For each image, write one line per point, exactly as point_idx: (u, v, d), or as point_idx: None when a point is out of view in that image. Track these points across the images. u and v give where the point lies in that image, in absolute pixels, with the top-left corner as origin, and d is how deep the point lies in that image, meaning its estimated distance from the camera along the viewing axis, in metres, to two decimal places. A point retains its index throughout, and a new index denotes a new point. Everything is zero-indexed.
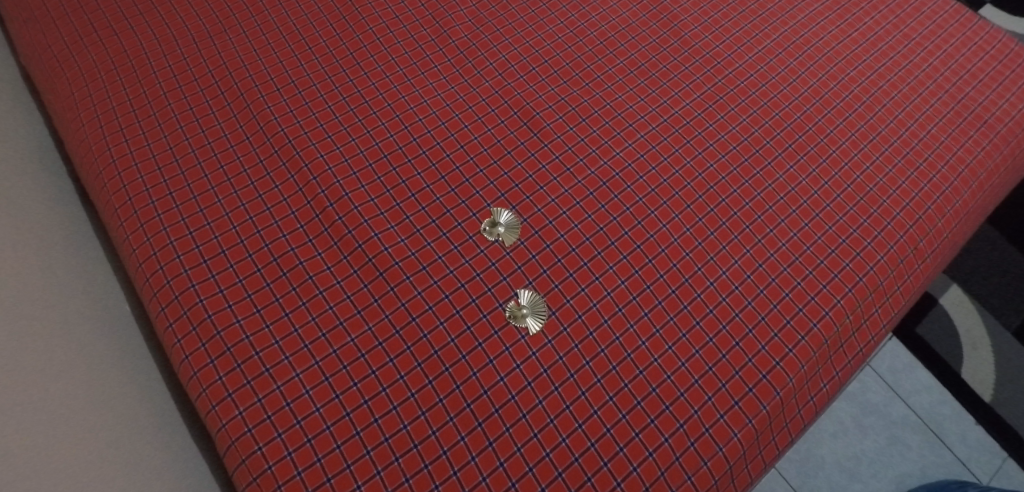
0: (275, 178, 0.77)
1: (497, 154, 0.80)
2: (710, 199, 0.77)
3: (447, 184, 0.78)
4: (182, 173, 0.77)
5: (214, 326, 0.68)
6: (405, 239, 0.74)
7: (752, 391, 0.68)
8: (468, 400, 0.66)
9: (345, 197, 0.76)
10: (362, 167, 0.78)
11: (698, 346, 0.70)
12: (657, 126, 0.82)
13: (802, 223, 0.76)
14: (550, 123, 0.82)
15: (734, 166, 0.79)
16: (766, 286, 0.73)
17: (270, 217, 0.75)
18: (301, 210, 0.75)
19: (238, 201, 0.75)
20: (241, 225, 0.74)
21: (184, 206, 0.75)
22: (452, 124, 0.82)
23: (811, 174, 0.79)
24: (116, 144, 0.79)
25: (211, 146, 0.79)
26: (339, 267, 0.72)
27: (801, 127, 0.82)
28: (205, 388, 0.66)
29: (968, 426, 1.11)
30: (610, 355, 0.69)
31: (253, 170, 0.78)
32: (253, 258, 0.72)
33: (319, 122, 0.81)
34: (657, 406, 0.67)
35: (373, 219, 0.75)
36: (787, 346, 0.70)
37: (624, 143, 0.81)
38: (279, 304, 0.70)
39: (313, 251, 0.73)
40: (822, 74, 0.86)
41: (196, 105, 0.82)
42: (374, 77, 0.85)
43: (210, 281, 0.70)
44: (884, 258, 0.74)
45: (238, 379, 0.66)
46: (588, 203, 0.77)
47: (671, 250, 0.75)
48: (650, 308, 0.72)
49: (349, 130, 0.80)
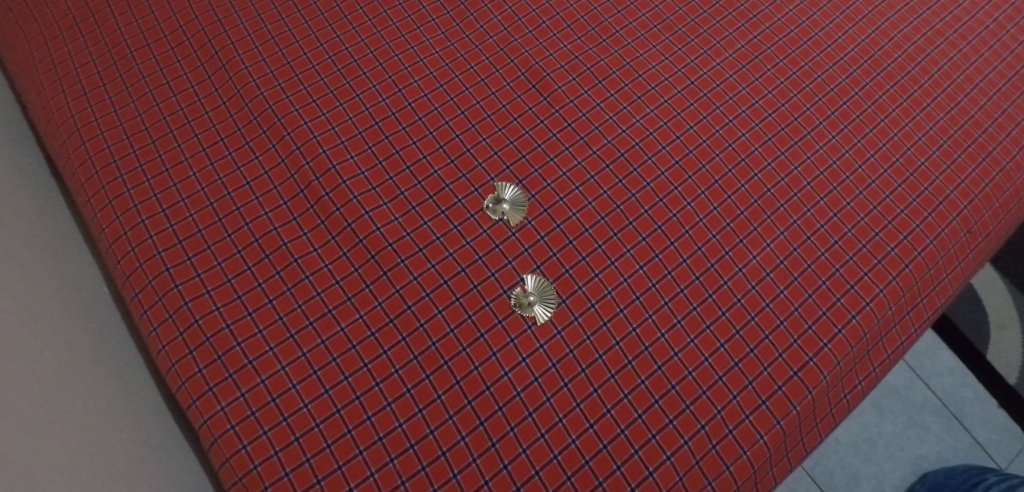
0: (255, 147, 0.70)
1: (502, 121, 0.72)
2: (741, 174, 0.70)
3: (446, 155, 0.70)
4: (153, 143, 0.69)
5: (191, 314, 0.62)
6: (399, 218, 0.67)
7: (782, 390, 0.62)
8: (470, 397, 0.61)
9: (333, 170, 0.68)
10: (351, 136, 0.70)
11: (723, 339, 0.63)
12: (682, 90, 0.74)
13: (843, 202, 0.69)
14: (562, 85, 0.74)
15: (769, 136, 0.72)
16: (800, 272, 0.66)
17: (251, 192, 0.67)
18: (284, 185, 0.68)
19: (214, 174, 0.68)
20: (218, 201, 0.67)
21: (156, 179, 0.67)
22: (452, 87, 0.73)
23: (855, 145, 0.71)
24: (80, 110, 0.71)
25: (183, 112, 0.71)
26: (327, 249, 0.65)
27: (844, 91, 0.74)
28: (184, 382, 0.60)
29: (990, 410, 1.06)
30: (625, 348, 0.63)
31: (231, 139, 0.70)
32: (233, 238, 0.65)
33: (302, 85, 0.72)
34: (676, 405, 0.61)
35: (364, 194, 0.67)
36: (821, 340, 0.63)
37: (645, 109, 0.73)
38: (262, 290, 0.63)
39: (298, 230, 0.66)
40: (869, 30, 0.78)
41: (167, 66, 0.74)
42: (364, 32, 0.76)
43: (186, 264, 0.64)
44: (933, 242, 0.67)
45: (219, 372, 0.60)
46: (603, 177, 0.70)
47: (696, 231, 0.67)
48: (671, 297, 0.65)
49: (338, 93, 0.72)
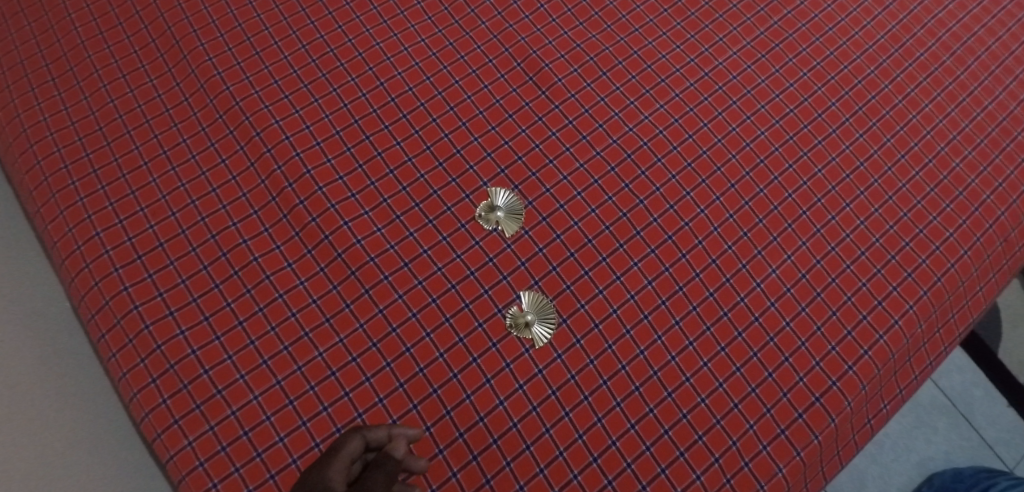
0: (221, 149, 0.63)
1: (496, 118, 0.65)
2: (759, 177, 0.64)
3: (433, 157, 0.63)
4: (108, 144, 0.63)
5: (153, 339, 0.56)
6: (382, 228, 0.60)
7: (802, 418, 0.56)
8: (462, 429, 0.55)
9: (307, 175, 0.61)
10: (327, 136, 0.63)
11: (739, 362, 0.58)
12: (696, 82, 0.68)
13: (871, 208, 0.63)
14: (562, 77, 0.67)
15: (791, 134, 0.66)
16: (824, 287, 0.60)
17: (217, 200, 0.61)
18: (254, 192, 0.62)
19: (176, 179, 0.62)
20: (181, 211, 0.60)
21: (111, 187, 0.61)
22: (440, 79, 0.67)
23: (884, 145, 0.66)
24: (27, 108, 0.65)
25: (140, 110, 0.64)
26: (302, 264, 0.59)
27: (874, 84, 0.69)
28: (147, 414, 0.54)
29: (999, 409, 1.02)
30: (632, 373, 0.57)
31: (194, 139, 0.63)
32: (198, 252, 0.59)
33: (273, 78, 0.66)
34: (688, 436, 0.55)
35: (342, 202, 0.61)
36: (846, 362, 0.58)
37: (654, 104, 0.67)
38: (231, 310, 0.57)
39: (270, 243, 0.60)
40: (890, 25, 0.72)
41: (123, 59, 0.67)
42: (341, 17, 0.69)
43: (146, 283, 0.58)
44: (968, 253, 0.62)
45: (185, 403, 0.54)
46: (608, 181, 0.63)
47: (710, 241, 0.62)
48: (682, 316, 0.59)
49: (312, 88, 0.65)
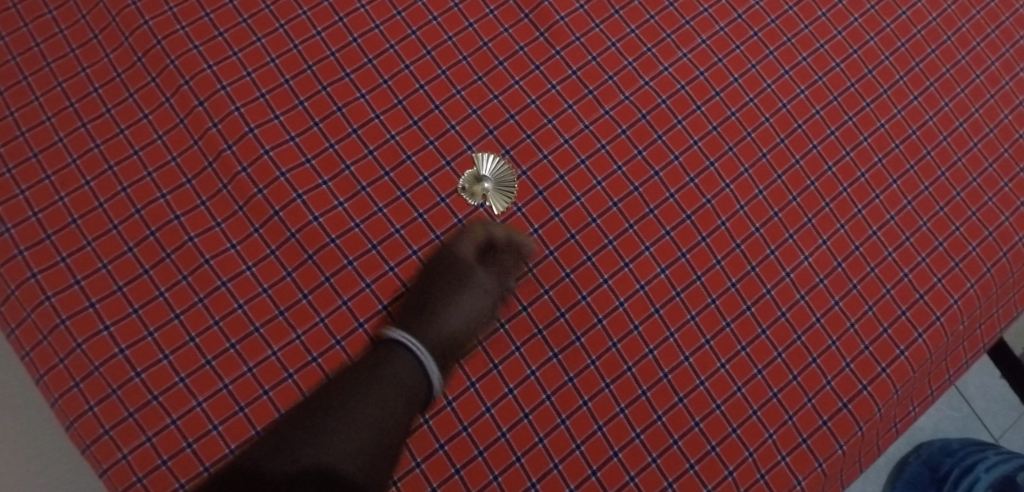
0: (157, 122, 0.57)
1: (477, 100, 0.58)
2: (760, 176, 0.58)
3: (399, 147, 0.56)
4: (13, 114, 0.57)
5: (88, 360, 0.51)
6: (319, 217, 0.54)
7: (807, 443, 0.53)
8: (417, 458, 0.50)
9: (242, 174, 0.55)
10: (263, 121, 0.56)
11: (740, 381, 0.54)
12: (689, 52, 0.60)
13: (886, 216, 0.58)
14: (546, 30, 0.60)
15: (800, 122, 0.59)
16: (824, 312, 0.56)
17: (155, 187, 0.55)
18: (178, 193, 0.55)
19: (102, 159, 0.56)
20: (110, 201, 0.55)
21: (33, 191, 0.55)
22: (407, 48, 0.59)
23: (908, 138, 0.60)
24: None
25: (61, 89, 0.58)
26: (223, 261, 0.53)
27: (904, 61, 0.62)
28: (89, 444, 0.49)
29: (991, 380, 0.96)
30: (618, 392, 0.53)
31: (97, 124, 0.57)
32: (136, 254, 0.53)
33: (191, 42, 0.58)
34: (678, 465, 0.52)
35: (286, 207, 0.55)
36: (861, 381, 0.55)
37: (637, 80, 0.59)
38: (180, 323, 0.52)
39: (223, 241, 0.54)
40: None
41: (38, 26, 0.60)
42: None
43: (74, 290, 0.52)
44: (991, 270, 0.58)
45: (93, 426, 0.49)
46: (597, 161, 0.57)
47: (716, 238, 0.56)
48: (678, 327, 0.54)
49: (244, 56, 0.57)
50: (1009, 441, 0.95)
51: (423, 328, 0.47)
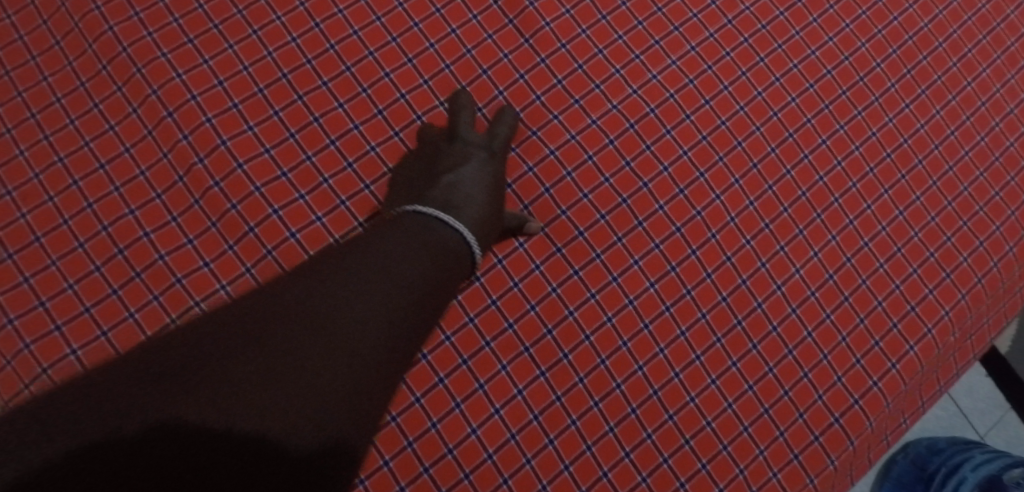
0: (107, 113, 0.50)
1: (467, 75, 0.53)
2: (786, 155, 0.53)
3: (388, 122, 0.51)
4: None
5: (37, 362, 0.45)
6: (306, 195, 0.49)
7: (818, 441, 0.49)
8: (427, 463, 0.46)
9: (199, 166, 0.49)
10: (247, 96, 0.50)
11: (751, 379, 0.49)
12: (700, 14, 0.55)
13: (912, 195, 0.54)
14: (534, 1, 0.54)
15: (826, 102, 0.55)
16: (852, 290, 0.52)
17: (107, 180, 0.49)
18: (130, 186, 0.49)
19: (41, 134, 0.50)
20: (61, 195, 0.48)
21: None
22: (394, 21, 0.53)
23: (932, 118, 0.55)
24: None
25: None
26: (178, 256, 0.47)
27: (926, 41, 0.57)
28: None
29: (978, 378, 0.97)
30: (629, 392, 0.48)
31: (35, 97, 0.51)
32: (87, 249, 0.47)
33: (145, 29, 0.51)
34: (690, 465, 0.48)
35: (269, 184, 0.49)
36: (870, 377, 0.50)
37: (648, 40, 0.55)
38: (136, 322, 0.46)
39: (178, 237, 0.48)
40: None
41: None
42: None
43: (22, 289, 0.46)
44: (1014, 250, 0.54)
45: None
46: (589, 136, 0.52)
47: (724, 235, 0.51)
48: (689, 325, 0.50)
49: (223, 28, 0.51)
50: (995, 439, 0.97)
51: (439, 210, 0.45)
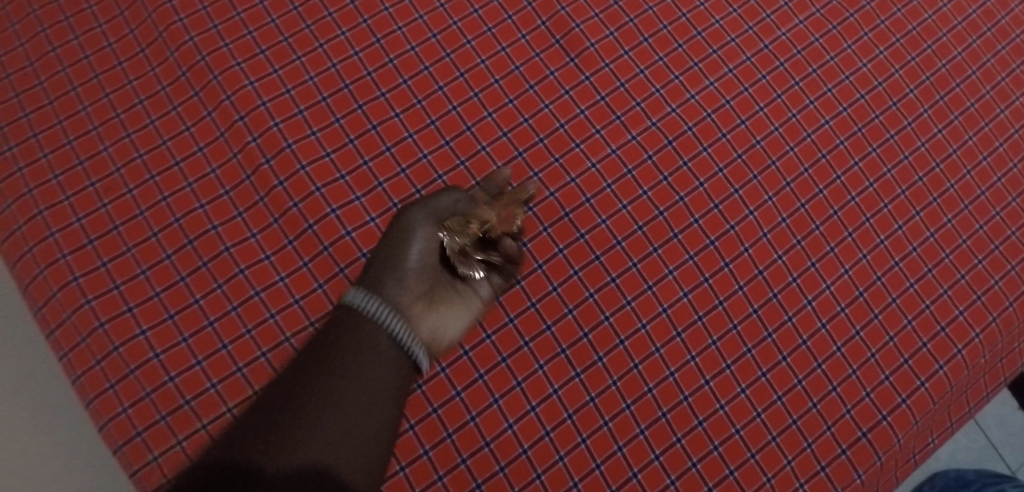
0: (185, 114, 0.52)
1: (514, 90, 0.55)
2: (819, 175, 0.55)
3: (439, 133, 0.54)
4: (39, 83, 0.53)
5: (110, 340, 0.47)
6: (360, 197, 0.51)
7: (846, 454, 0.50)
8: (464, 454, 0.48)
9: (265, 166, 0.51)
10: (312, 103, 0.53)
11: (781, 390, 0.51)
12: (738, 37, 0.58)
13: (943, 218, 0.55)
14: (581, 23, 0.57)
15: (859, 126, 0.56)
16: (882, 308, 0.53)
17: (181, 176, 0.51)
18: (203, 182, 0.51)
19: (121, 128, 0.52)
20: (139, 188, 0.51)
21: (54, 155, 0.51)
22: (449, 38, 0.56)
23: (965, 144, 0.57)
24: None
25: (88, 62, 0.53)
26: (243, 249, 0.50)
27: (959, 69, 0.59)
28: (106, 423, 0.46)
29: (1009, 410, 0.96)
30: (660, 397, 0.50)
31: (118, 95, 0.53)
32: (160, 239, 0.50)
33: (222, 41, 0.54)
34: (718, 470, 0.49)
35: (329, 185, 0.51)
36: (899, 394, 0.51)
37: (687, 61, 0.57)
38: (200, 308, 0.48)
39: (243, 230, 0.50)
40: None
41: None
42: None
43: (99, 272, 0.48)
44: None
45: (111, 405, 0.46)
46: (629, 152, 0.55)
47: (758, 249, 0.53)
48: (721, 336, 0.51)
49: (295, 42, 0.54)
50: None
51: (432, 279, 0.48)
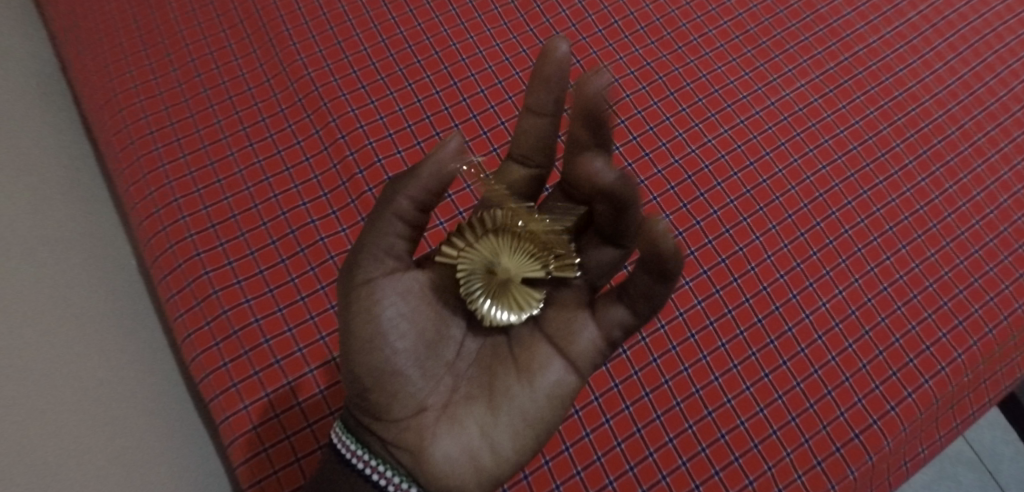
0: (298, 131, 0.67)
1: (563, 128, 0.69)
2: (817, 210, 0.64)
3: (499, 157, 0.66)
4: (187, 102, 0.68)
5: (220, 304, 0.59)
6: None
7: (840, 452, 0.56)
8: None
9: (359, 176, 0.65)
10: (399, 128, 0.67)
11: (782, 389, 0.58)
12: (748, 95, 0.70)
13: (927, 252, 0.63)
14: (619, 78, 0.70)
15: (852, 171, 0.66)
16: (873, 326, 0.60)
17: (290, 180, 0.65)
18: (307, 185, 0.64)
19: (246, 139, 0.67)
20: (255, 186, 0.64)
21: (191, 155, 0.65)
22: (511, 84, 0.70)
23: (946, 191, 0.66)
24: (116, 62, 0.71)
25: (224, 87, 0.69)
26: (334, 240, 0.62)
27: (939, 129, 0.68)
28: (207, 374, 0.57)
29: None
30: (675, 388, 0.58)
31: (248, 115, 0.68)
32: (268, 228, 0.62)
33: (332, 77, 0.69)
34: (724, 456, 0.56)
35: None
36: (888, 402, 0.57)
37: (705, 112, 0.69)
38: (294, 285, 0.60)
39: (335, 225, 0.63)
40: (962, 71, 0.72)
41: (209, 31, 0.73)
42: (403, 24, 0.73)
43: (217, 250, 0.61)
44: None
45: (214, 359, 0.57)
46: (654, 183, 0.65)
47: (762, 268, 0.62)
48: (729, 338, 0.59)
49: (389, 81, 0.69)
50: None
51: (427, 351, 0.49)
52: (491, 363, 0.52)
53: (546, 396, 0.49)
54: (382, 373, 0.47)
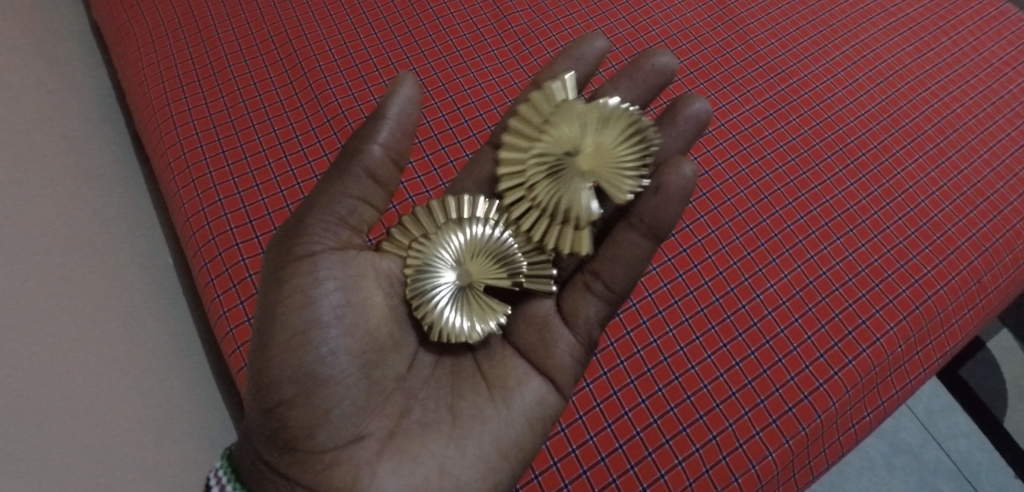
0: (326, 145, 0.77)
1: None
2: (763, 209, 0.75)
3: None
4: (231, 121, 0.79)
5: (254, 286, 0.69)
6: None
7: (791, 411, 0.65)
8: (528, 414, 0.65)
9: None
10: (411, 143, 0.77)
11: (738, 357, 0.67)
12: None
13: (859, 243, 0.74)
14: None
15: (791, 178, 0.77)
16: (814, 304, 0.70)
17: (317, 183, 0.75)
18: None
19: (281, 151, 0.77)
20: (288, 189, 0.74)
21: (235, 165, 0.76)
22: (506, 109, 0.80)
23: (872, 193, 0.76)
24: (172, 90, 0.81)
25: (265, 110, 0.80)
26: None
27: (864, 143, 0.79)
28: (239, 345, 0.67)
29: (1006, 478, 1.04)
30: (646, 357, 0.67)
31: (283, 132, 0.78)
32: None
33: (356, 103, 0.80)
34: (691, 414, 0.65)
35: (419, 196, 0.74)
36: (832, 368, 0.67)
37: None
38: None
39: None
40: (890, 91, 0.83)
41: (252, 63, 0.83)
42: (416, 62, 0.84)
43: (253, 241, 0.71)
44: (943, 288, 0.71)
45: (246, 332, 0.67)
46: None
47: (718, 256, 0.72)
48: (691, 314, 0.69)
49: None
50: None
51: (367, 362, 0.56)
52: (451, 391, 0.61)
53: (524, 416, 0.60)
54: (311, 380, 0.52)
